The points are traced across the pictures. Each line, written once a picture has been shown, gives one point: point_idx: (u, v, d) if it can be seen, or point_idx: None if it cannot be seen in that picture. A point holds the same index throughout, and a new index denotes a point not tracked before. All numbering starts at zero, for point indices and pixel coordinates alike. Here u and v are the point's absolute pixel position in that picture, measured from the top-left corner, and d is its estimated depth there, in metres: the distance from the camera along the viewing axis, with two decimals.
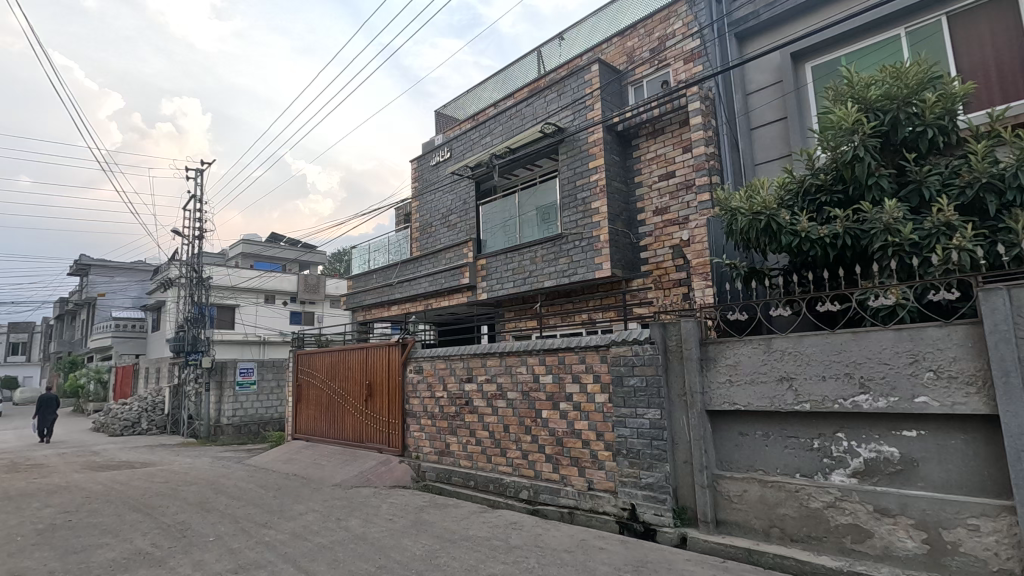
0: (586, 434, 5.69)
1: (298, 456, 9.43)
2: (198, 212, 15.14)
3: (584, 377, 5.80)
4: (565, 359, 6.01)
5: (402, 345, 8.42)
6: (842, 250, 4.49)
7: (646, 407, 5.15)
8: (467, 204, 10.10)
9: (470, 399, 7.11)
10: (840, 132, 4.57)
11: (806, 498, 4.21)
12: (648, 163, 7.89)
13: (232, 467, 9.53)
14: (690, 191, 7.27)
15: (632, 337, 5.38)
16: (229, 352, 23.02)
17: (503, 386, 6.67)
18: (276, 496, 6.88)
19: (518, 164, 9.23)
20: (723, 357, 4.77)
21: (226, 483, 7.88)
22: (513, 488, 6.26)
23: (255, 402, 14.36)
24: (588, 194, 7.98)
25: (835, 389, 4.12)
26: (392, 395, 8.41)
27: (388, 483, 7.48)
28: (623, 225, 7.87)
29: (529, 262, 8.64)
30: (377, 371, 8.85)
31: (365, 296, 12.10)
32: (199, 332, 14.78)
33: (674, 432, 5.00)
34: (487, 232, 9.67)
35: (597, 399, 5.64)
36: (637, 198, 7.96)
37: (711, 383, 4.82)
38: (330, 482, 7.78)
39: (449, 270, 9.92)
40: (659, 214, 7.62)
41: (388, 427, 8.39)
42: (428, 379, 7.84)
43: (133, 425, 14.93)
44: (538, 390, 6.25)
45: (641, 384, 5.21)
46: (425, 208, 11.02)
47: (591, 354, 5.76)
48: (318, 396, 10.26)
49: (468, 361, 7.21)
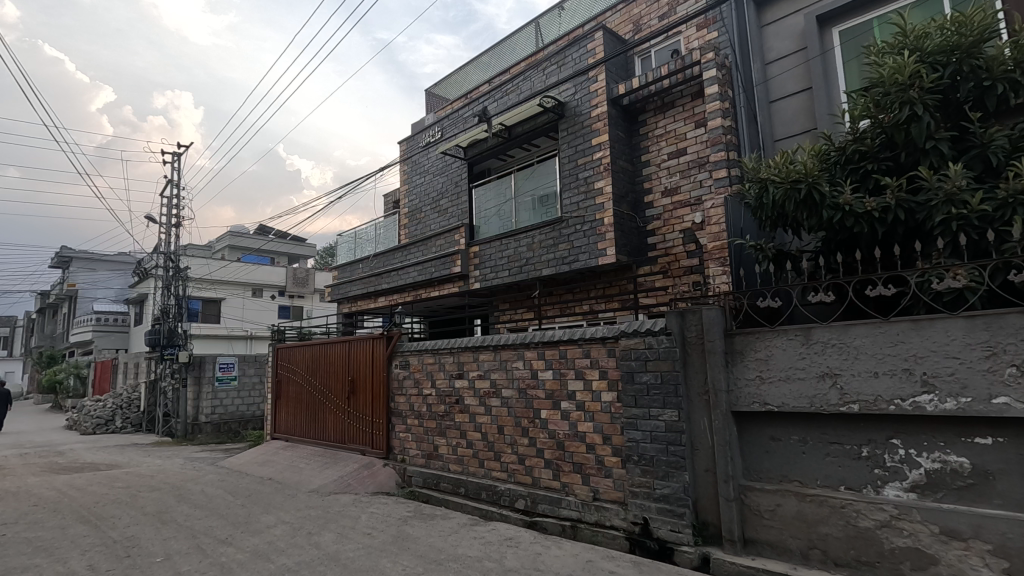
0: (591, 437, 5.05)
1: (275, 458, 8.73)
2: (176, 200, 14.34)
3: (588, 373, 5.15)
4: (567, 353, 5.35)
5: (387, 338, 7.75)
6: (893, 226, 3.85)
7: (661, 408, 4.50)
8: (459, 188, 9.41)
9: (460, 398, 6.45)
10: (892, 88, 3.92)
11: (854, 515, 3.57)
12: (657, 140, 7.22)
13: (205, 470, 8.81)
14: (703, 169, 6.62)
15: (642, 328, 4.73)
16: (212, 348, 22.22)
17: (498, 384, 6.00)
18: (243, 505, 6.17)
19: (515, 142, 8.54)
20: (752, 350, 4.13)
21: (192, 488, 7.18)
22: (509, 497, 5.60)
23: (235, 399, 13.62)
24: (592, 173, 7.31)
25: (890, 387, 3.49)
26: (376, 392, 7.74)
27: (370, 490, 6.81)
28: (629, 208, 7.22)
29: (526, 248, 7.96)
30: (360, 366, 8.16)
31: (351, 286, 11.38)
32: (176, 325, 13.99)
33: (693, 436, 4.36)
34: (480, 217, 9.00)
35: (603, 399, 4.99)
36: (644, 178, 7.31)
37: (738, 380, 4.17)
38: (306, 487, 7.09)
39: (439, 258, 9.24)
40: (668, 196, 6.98)
41: (371, 426, 7.72)
42: (415, 376, 7.16)
43: (107, 423, 14.21)
44: (536, 387, 5.59)
45: (655, 381, 4.56)
46: (414, 192, 10.32)
47: (597, 348, 5.12)
48: (298, 393, 9.54)
49: (459, 355, 6.54)
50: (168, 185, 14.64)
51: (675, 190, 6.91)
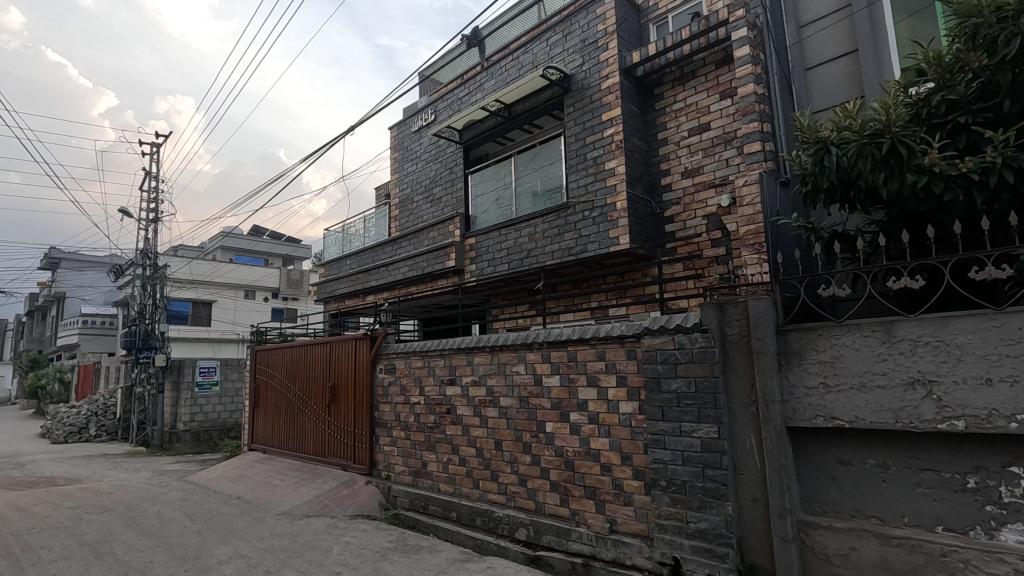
0: (607, 456, 4.21)
1: (248, 472, 7.86)
2: (155, 194, 13.51)
3: (603, 380, 4.30)
4: (576, 355, 4.52)
5: (371, 339, 6.90)
6: (997, 191, 2.99)
7: (695, 423, 3.65)
8: (453, 174, 8.58)
9: (452, 407, 5.60)
10: (998, 17, 3.05)
11: (960, 568, 2.73)
12: (675, 115, 6.42)
13: (171, 485, 7.95)
14: (730, 145, 5.83)
15: (671, 324, 3.88)
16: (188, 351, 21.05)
17: (495, 391, 5.15)
18: (199, 533, 5.32)
19: (515, 123, 7.75)
20: (814, 351, 3.28)
21: (147, 509, 6.33)
22: (508, 525, 4.75)
23: (217, 405, 12.79)
24: (601, 152, 6.48)
25: (1010, 399, 2.64)
26: (359, 400, 6.90)
27: (349, 512, 5.96)
28: (644, 192, 6.42)
29: (527, 239, 7.15)
30: (342, 370, 7.31)
31: (338, 284, 10.55)
32: (154, 326, 13.14)
33: (736, 458, 3.51)
34: (476, 206, 8.18)
35: (622, 410, 4.16)
36: (659, 159, 6.51)
37: (795, 389, 3.33)
38: (277, 508, 6.24)
39: (432, 251, 8.42)
40: (689, 177, 6.19)
41: (353, 439, 6.87)
42: (402, 382, 6.31)
43: (80, 431, 13.37)
44: (540, 396, 4.75)
45: (687, 390, 3.71)
46: (405, 181, 9.48)
47: (612, 349, 4.28)
48: (277, 399, 8.69)
49: (451, 358, 5.69)
50: (146, 177, 13.76)
51: (696, 171, 6.13)
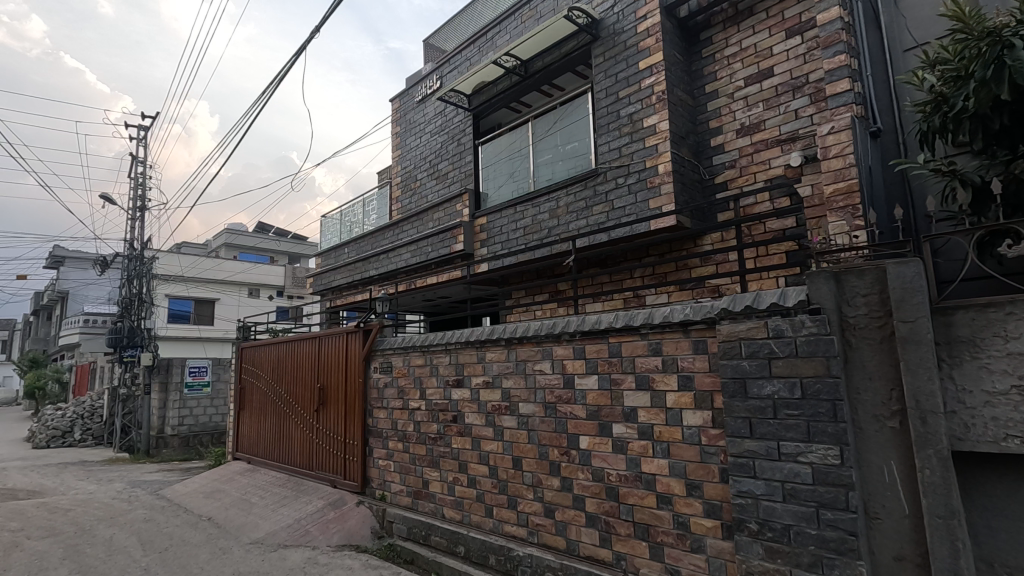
0: (665, 485, 3.14)
1: (226, 487, 6.84)
2: (145, 181, 12.66)
3: (659, 383, 3.23)
4: (621, 349, 3.45)
5: (364, 333, 5.88)
6: None
7: (801, 444, 2.55)
8: (461, 146, 7.54)
9: (458, 415, 4.55)
10: None
11: None
12: (727, 61, 5.33)
13: (139, 501, 6.95)
14: (800, 92, 4.76)
15: (761, 306, 2.76)
16: (178, 351, 19.99)
17: (513, 396, 4.09)
18: (146, 570, 4.32)
19: (533, 83, 6.70)
20: (1001, 338, 2.19)
21: (98, 534, 5.35)
22: (530, 568, 3.69)
23: (207, 408, 11.83)
24: (639, 107, 5.41)
25: None
26: (350, 404, 5.87)
27: (335, 540, 4.93)
28: (690, 154, 5.35)
29: (547, 215, 6.11)
30: (332, 370, 6.29)
31: (335, 275, 9.54)
32: (140, 322, 12.21)
33: (870, 497, 2.41)
34: (488, 181, 7.13)
35: (686, 423, 3.08)
36: (708, 116, 5.43)
37: (968, 396, 2.23)
38: (251, 534, 5.23)
39: (437, 234, 7.40)
40: (746, 134, 5.12)
41: (344, 450, 5.84)
42: (399, 383, 5.27)
43: (64, 435, 12.51)
44: (572, 402, 3.68)
45: (789, 396, 2.61)
46: (407, 157, 8.46)
47: (671, 340, 3.20)
48: (262, 403, 7.69)
49: (458, 354, 4.64)
50: (133, 163, 12.80)
51: (755, 128, 5.06)
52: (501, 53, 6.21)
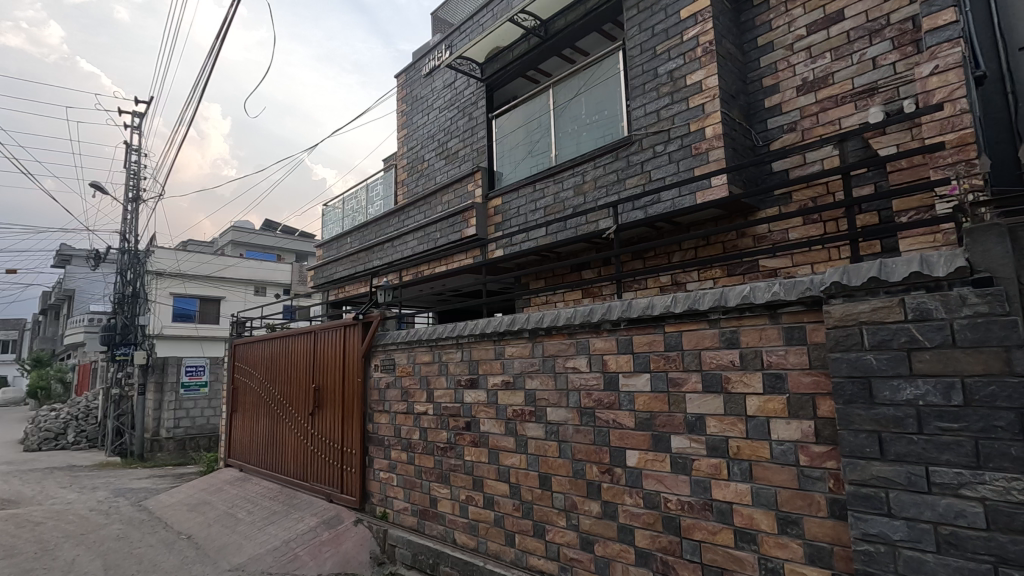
0: (747, 518, 2.39)
1: (212, 499, 6.16)
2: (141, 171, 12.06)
3: (736, 384, 2.48)
4: (681, 341, 2.71)
5: (364, 325, 5.18)
6: None
7: (966, 472, 1.78)
8: (472, 120, 6.82)
9: (472, 421, 3.82)
10: None
11: None
12: (785, 6, 4.55)
13: (118, 514, 6.29)
14: (880, 36, 3.97)
15: (894, 279, 2.00)
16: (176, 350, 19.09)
17: (539, 399, 3.36)
18: None
19: (553, 46, 5.96)
20: None
21: (60, 556, 4.70)
22: None
23: (205, 409, 11.38)
24: (681, 63, 4.65)
25: None
26: (348, 407, 5.17)
27: (327, 567, 4.22)
28: (741, 116, 4.58)
29: (571, 192, 5.37)
30: (329, 368, 5.59)
31: (336, 267, 8.86)
32: (134, 318, 11.58)
33: None
34: (503, 158, 6.41)
35: (776, 437, 2.33)
36: (761, 73, 4.66)
37: None
38: (233, 558, 4.54)
39: (447, 219, 6.68)
40: (809, 91, 4.35)
41: (341, 459, 5.14)
42: (403, 384, 4.55)
43: (56, 437, 11.95)
44: (616, 407, 2.94)
45: (943, 403, 1.85)
46: (414, 136, 7.76)
47: (752, 328, 2.46)
48: (255, 405, 7.01)
49: (472, 349, 3.91)
50: (128, 152, 12.20)
51: (822, 83, 4.28)
52: (518, 9, 5.47)
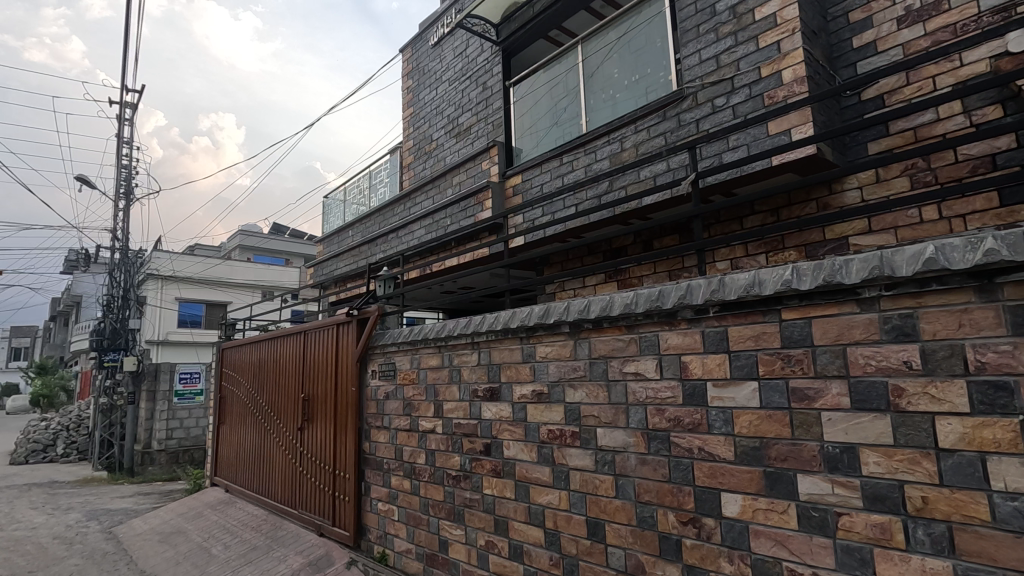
0: None
1: (190, 527, 5.33)
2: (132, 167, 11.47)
3: (917, 398, 1.57)
4: (812, 334, 1.81)
5: (359, 323, 4.33)
6: None
7: None
8: (487, 90, 5.97)
9: (492, 443, 2.93)
10: None
11: None
12: None
13: (83, 543, 5.48)
14: None
15: None
16: (177, 357, 18.47)
17: (585, 416, 2.46)
18: None
19: None
20: None
21: None
22: None
23: (201, 420, 10.55)
24: None
25: None
26: (341, 420, 4.31)
27: None
28: (823, 58, 3.67)
29: (607, 162, 4.49)
30: (320, 374, 4.74)
31: (337, 263, 8.04)
32: (125, 322, 10.93)
33: None
34: (522, 131, 5.56)
35: (1000, 488, 1.42)
36: (847, 5, 3.75)
37: None
38: None
39: (458, 203, 5.84)
40: (915, 21, 3.42)
41: (333, 484, 4.27)
42: (405, 393, 3.68)
43: (44, 450, 11.25)
44: (704, 431, 2.05)
45: None
46: (421, 114, 6.93)
47: (942, 312, 1.56)
48: (242, 417, 6.17)
49: (492, 350, 3.03)
50: (121, 147, 11.51)
51: (932, 10, 3.35)
52: None
